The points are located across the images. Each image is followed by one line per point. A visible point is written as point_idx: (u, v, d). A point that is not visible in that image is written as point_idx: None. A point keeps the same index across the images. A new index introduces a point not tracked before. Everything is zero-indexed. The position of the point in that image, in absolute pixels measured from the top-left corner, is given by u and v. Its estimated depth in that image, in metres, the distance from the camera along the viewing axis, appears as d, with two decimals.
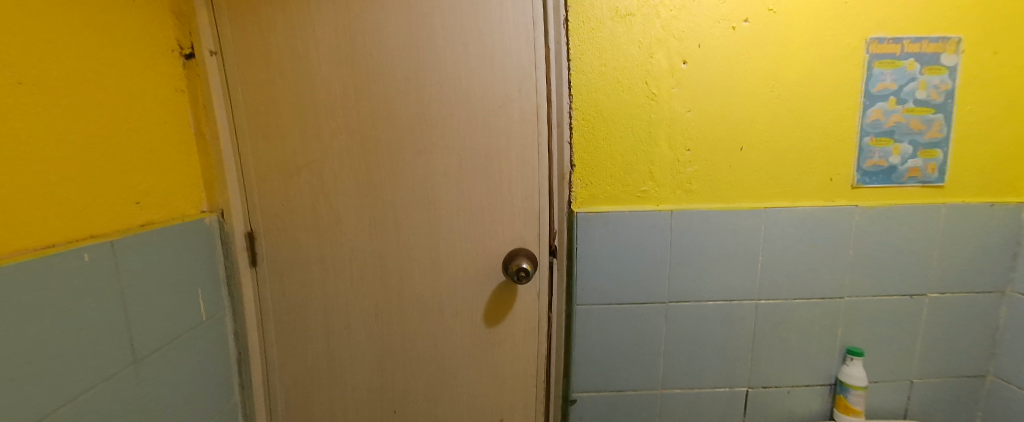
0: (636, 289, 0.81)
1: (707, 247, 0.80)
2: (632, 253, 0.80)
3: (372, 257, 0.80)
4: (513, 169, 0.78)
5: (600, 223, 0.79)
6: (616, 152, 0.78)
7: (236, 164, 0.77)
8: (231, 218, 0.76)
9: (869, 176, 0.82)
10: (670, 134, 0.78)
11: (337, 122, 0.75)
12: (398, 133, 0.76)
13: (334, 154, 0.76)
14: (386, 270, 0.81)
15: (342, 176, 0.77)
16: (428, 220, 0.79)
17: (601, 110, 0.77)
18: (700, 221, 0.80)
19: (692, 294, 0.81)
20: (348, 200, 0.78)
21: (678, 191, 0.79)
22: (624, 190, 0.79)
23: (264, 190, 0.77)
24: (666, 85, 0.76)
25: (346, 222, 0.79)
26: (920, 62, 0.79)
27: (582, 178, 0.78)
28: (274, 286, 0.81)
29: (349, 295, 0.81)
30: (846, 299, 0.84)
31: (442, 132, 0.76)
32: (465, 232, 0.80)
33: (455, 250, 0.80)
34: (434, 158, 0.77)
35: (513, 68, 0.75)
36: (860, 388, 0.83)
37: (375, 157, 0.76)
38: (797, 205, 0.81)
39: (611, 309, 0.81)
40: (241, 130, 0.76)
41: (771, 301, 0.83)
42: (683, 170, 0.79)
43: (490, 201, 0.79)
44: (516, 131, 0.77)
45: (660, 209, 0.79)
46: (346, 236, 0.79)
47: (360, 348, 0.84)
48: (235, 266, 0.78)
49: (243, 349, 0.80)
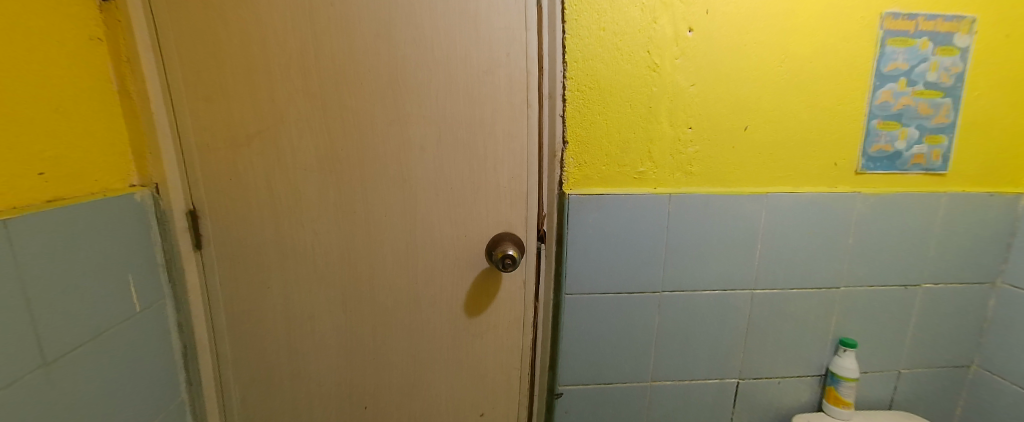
0: (629, 278, 0.75)
1: (706, 234, 0.75)
2: (628, 239, 0.73)
3: (337, 241, 0.71)
4: (499, 145, 0.70)
5: (594, 206, 0.71)
6: (612, 129, 0.70)
7: (173, 131, 0.65)
8: (169, 193, 0.66)
9: (874, 162, 0.78)
10: (671, 110, 0.70)
11: (295, 84, 0.64)
12: (368, 99, 0.66)
13: (289, 122, 0.65)
14: (353, 256, 0.72)
15: (301, 148, 0.67)
16: (402, 201, 0.70)
17: (599, 81, 0.68)
18: (700, 206, 0.73)
19: (687, 284, 0.76)
20: (309, 175, 0.68)
21: (679, 174, 0.72)
22: (620, 171, 0.71)
23: (207, 162, 0.66)
24: (670, 55, 0.68)
25: (306, 201, 0.69)
26: (933, 41, 0.74)
27: (576, 156, 0.71)
28: (223, 273, 0.71)
29: (310, 282, 0.72)
30: (843, 289, 0.81)
31: (419, 99, 0.66)
32: (444, 214, 0.72)
33: (432, 234, 0.72)
34: (409, 130, 0.67)
35: (501, 28, 0.65)
36: (851, 380, 0.80)
37: (339, 127, 0.66)
38: (801, 190, 0.76)
39: (602, 298, 0.75)
40: (176, 89, 0.64)
41: (768, 291, 0.79)
42: (683, 151, 0.72)
43: (472, 180, 0.71)
44: (503, 102, 0.68)
45: (657, 192, 0.72)
46: (307, 217, 0.69)
47: (326, 340, 0.75)
48: (175, 249, 0.67)
49: (189, 342, 0.71)
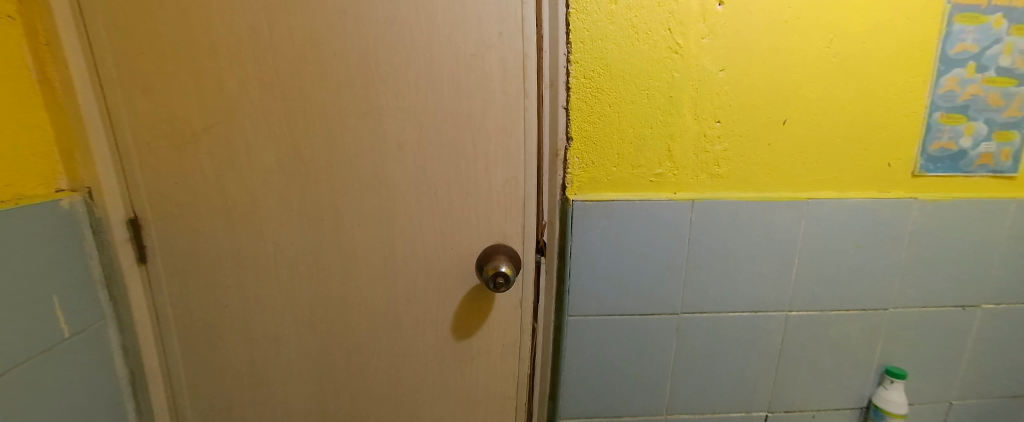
0: (643, 298, 0.64)
1: (734, 247, 0.63)
2: (642, 254, 0.62)
3: (302, 254, 0.61)
4: (491, 143, 0.58)
5: (602, 214, 0.60)
6: (625, 123, 0.58)
7: (107, 126, 0.55)
8: (104, 199, 0.56)
9: (934, 162, 0.66)
10: (696, 101, 0.58)
11: (246, 71, 0.54)
12: (333, 88, 0.55)
13: (242, 116, 0.55)
14: (322, 272, 0.62)
15: (256, 146, 0.56)
16: (376, 207, 0.60)
17: (610, 65, 0.56)
18: (729, 214, 0.62)
19: (711, 305, 0.66)
20: (267, 178, 0.58)
21: (703, 176, 0.61)
22: (634, 173, 0.60)
23: (147, 163, 0.56)
24: (695, 33, 0.57)
25: (265, 208, 0.59)
26: (1010, 18, 0.62)
27: (582, 156, 0.59)
28: (172, 290, 0.61)
29: (274, 302, 0.62)
30: (891, 310, 0.70)
31: (395, 88, 0.56)
32: (427, 223, 0.61)
33: (414, 246, 0.62)
34: (384, 124, 0.57)
35: (492, 1, 0.54)
36: (899, 417, 0.70)
37: (301, 121, 0.56)
38: (847, 195, 0.65)
39: (612, 321, 0.65)
40: (107, 77, 0.54)
41: (805, 313, 0.68)
42: (709, 149, 0.60)
43: (460, 184, 0.60)
44: (496, 92, 0.57)
45: (678, 198, 0.61)
46: (267, 227, 0.59)
47: (294, 366, 0.66)
48: (115, 263, 0.58)
49: (138, 367, 0.62)
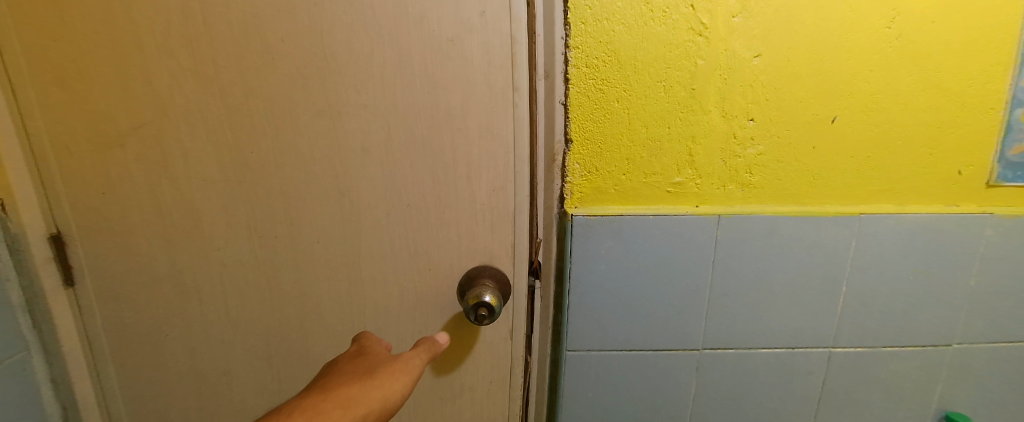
0: (658, 331, 0.54)
1: (768, 272, 0.53)
2: (657, 279, 0.52)
3: (253, 277, 0.52)
4: (474, 147, 0.47)
5: (609, 233, 0.50)
6: (637, 123, 0.48)
7: (18, 127, 0.47)
8: (20, 213, 0.48)
9: (1014, 170, 0.53)
10: (724, 94, 0.48)
11: (178, 60, 0.45)
12: (280, 80, 0.45)
13: (174, 114, 0.46)
14: (277, 297, 0.53)
15: (193, 151, 0.47)
16: (337, 224, 0.50)
17: (618, 51, 0.46)
18: (763, 232, 0.51)
19: (739, 339, 0.55)
20: (206, 188, 0.48)
21: (732, 186, 0.50)
22: (647, 183, 0.50)
23: (68, 171, 0.48)
24: (723, 10, 0.46)
25: (207, 223, 0.49)
26: None
27: (583, 162, 0.49)
28: (106, 316, 0.53)
29: (223, 331, 0.54)
30: (955, 346, 0.59)
31: (354, 79, 0.45)
32: (398, 243, 0.51)
33: (384, 269, 0.52)
34: (342, 124, 0.46)
35: None
36: None
37: (242, 121, 0.46)
38: (908, 210, 0.53)
39: (619, 357, 0.55)
40: (15, 70, 0.45)
41: (851, 349, 0.58)
42: (739, 153, 0.50)
43: (437, 196, 0.49)
44: (478, 84, 0.46)
45: (701, 213, 0.50)
46: (210, 245, 0.50)
47: (248, 403, 0.57)
48: (36, 286, 0.50)
49: (72, 401, 0.55)
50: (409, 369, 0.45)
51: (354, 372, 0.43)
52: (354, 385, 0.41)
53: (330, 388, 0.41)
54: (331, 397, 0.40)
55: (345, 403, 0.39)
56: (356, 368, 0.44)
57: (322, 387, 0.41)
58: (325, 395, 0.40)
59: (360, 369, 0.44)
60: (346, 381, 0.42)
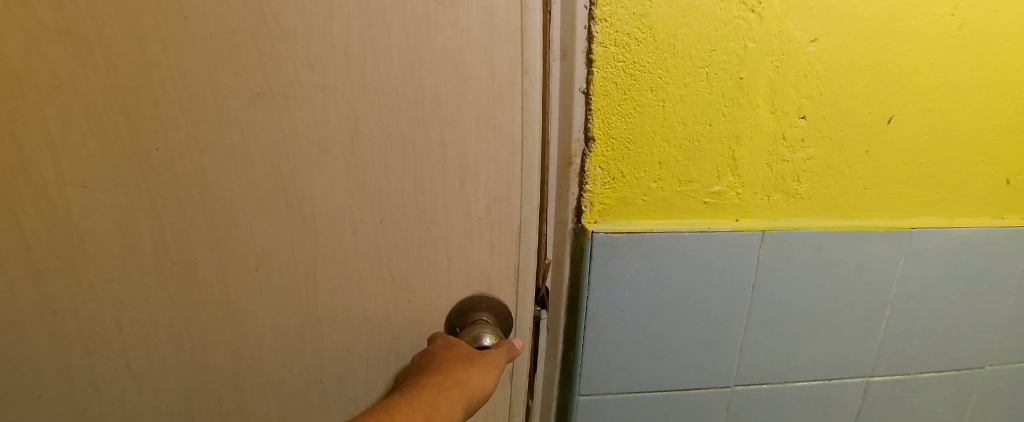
0: (686, 368, 0.45)
1: (811, 296, 0.46)
2: (688, 308, 0.43)
3: (165, 319, 0.38)
4: (470, 146, 0.36)
5: (635, 254, 0.40)
6: (673, 118, 0.38)
7: None
8: None
9: None
10: (775, 85, 0.39)
11: (26, 10, 0.30)
12: (195, 47, 0.32)
13: (27, 93, 0.31)
14: (200, 343, 0.39)
15: (64, 147, 0.33)
16: (284, 246, 0.37)
17: (655, 27, 0.36)
18: (809, 250, 0.44)
19: (774, 373, 0.48)
20: (85, 198, 0.34)
21: (776, 196, 0.42)
22: (682, 192, 0.41)
23: None
24: None
25: (91, 248, 0.35)
26: None
27: (607, 166, 0.39)
28: None
29: (122, 389, 0.40)
30: (988, 368, 0.54)
31: (304, 50, 0.32)
32: (368, 269, 0.39)
33: (349, 303, 0.40)
34: (290, 112, 0.34)
35: None
36: None
37: (137, 104, 0.32)
38: (958, 223, 0.47)
39: (639, 399, 0.46)
40: None
41: (889, 377, 0.51)
42: (788, 157, 0.42)
43: (420, 209, 0.38)
44: (476, 62, 0.34)
45: (743, 229, 0.42)
46: (99, 279, 0.36)
47: None
48: None
49: None
50: (498, 361, 0.37)
51: (456, 355, 0.36)
52: (462, 370, 0.35)
53: (441, 373, 0.34)
54: (446, 380, 0.34)
55: (459, 385, 0.33)
56: (457, 355, 0.36)
57: (432, 374, 0.35)
58: (439, 377, 0.34)
59: (461, 354, 0.37)
60: (454, 367, 0.35)
